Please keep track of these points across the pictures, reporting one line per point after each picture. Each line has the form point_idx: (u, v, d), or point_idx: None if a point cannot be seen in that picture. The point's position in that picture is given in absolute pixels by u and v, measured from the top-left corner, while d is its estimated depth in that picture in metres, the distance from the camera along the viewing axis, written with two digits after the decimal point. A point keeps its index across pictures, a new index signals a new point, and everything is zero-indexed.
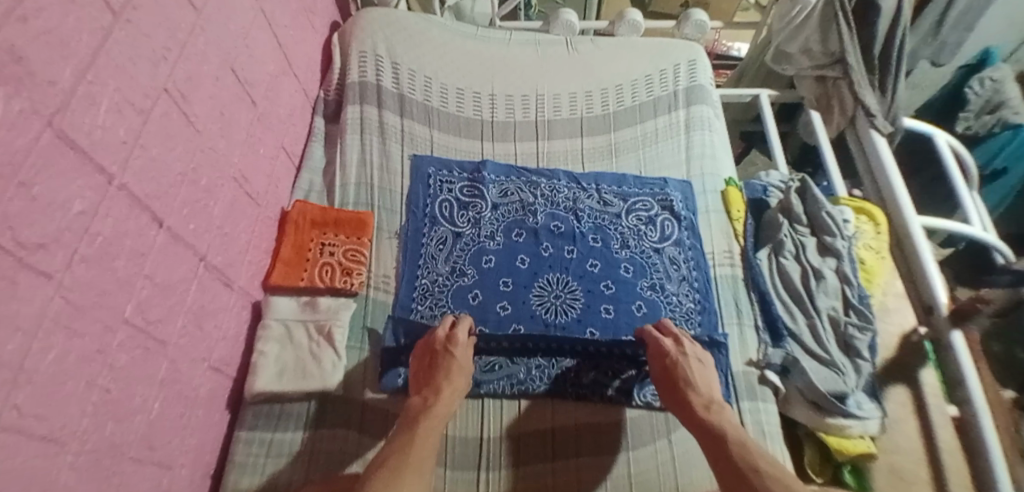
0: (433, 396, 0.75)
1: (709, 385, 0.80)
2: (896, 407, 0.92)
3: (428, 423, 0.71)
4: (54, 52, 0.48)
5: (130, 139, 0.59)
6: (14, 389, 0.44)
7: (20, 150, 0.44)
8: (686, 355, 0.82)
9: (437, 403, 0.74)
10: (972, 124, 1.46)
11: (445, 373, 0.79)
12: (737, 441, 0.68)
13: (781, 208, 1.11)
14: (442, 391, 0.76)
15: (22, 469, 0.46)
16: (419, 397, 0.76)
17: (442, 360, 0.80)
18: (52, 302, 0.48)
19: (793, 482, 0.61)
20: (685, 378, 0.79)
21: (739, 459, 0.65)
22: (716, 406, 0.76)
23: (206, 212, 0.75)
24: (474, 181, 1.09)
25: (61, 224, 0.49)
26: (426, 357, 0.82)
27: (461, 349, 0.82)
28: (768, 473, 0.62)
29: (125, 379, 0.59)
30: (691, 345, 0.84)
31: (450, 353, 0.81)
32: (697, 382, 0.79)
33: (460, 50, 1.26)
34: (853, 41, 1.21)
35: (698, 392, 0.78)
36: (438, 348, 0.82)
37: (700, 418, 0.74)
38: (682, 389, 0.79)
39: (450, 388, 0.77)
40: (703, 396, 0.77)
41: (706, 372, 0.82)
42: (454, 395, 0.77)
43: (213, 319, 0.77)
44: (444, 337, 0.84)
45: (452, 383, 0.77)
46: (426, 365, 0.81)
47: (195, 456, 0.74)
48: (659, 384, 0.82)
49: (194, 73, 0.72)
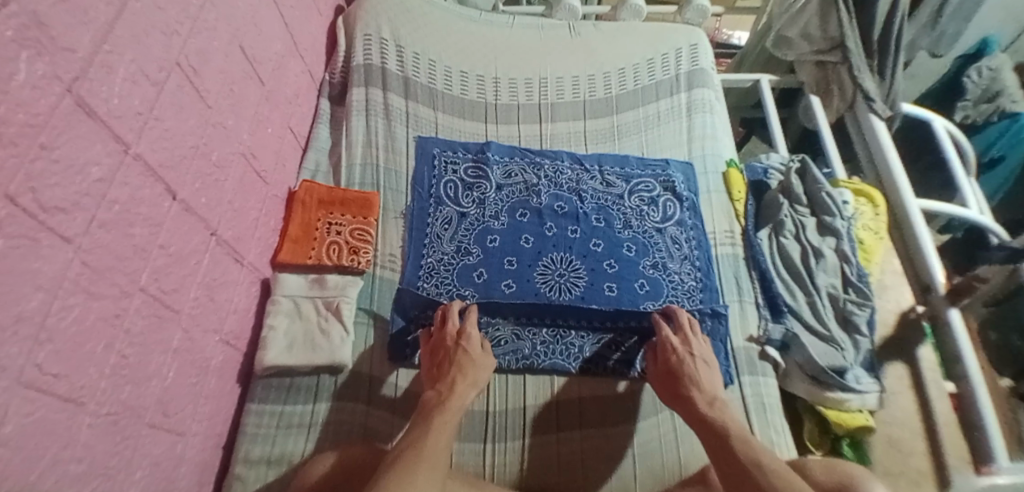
0: (448, 390, 0.75)
1: (713, 383, 0.78)
2: (893, 381, 0.94)
3: (443, 417, 0.70)
4: (75, 18, 0.49)
5: (145, 110, 0.60)
6: (37, 346, 0.46)
7: (42, 113, 0.45)
8: (693, 354, 0.81)
9: (450, 398, 0.73)
10: (971, 112, 1.50)
11: (459, 370, 0.77)
12: (740, 437, 0.67)
13: (781, 188, 1.13)
14: (456, 386, 0.75)
15: (41, 424, 0.47)
16: (433, 392, 0.75)
17: (456, 356, 0.79)
18: (71, 264, 0.50)
19: (796, 482, 0.61)
20: (689, 375, 0.78)
21: (742, 454, 0.65)
22: (719, 403, 0.74)
23: (217, 186, 0.76)
24: (478, 162, 1.10)
25: (80, 188, 0.50)
26: (438, 352, 0.82)
27: (474, 346, 0.81)
28: (777, 473, 0.62)
29: (140, 345, 0.61)
30: (698, 344, 0.83)
31: (461, 348, 0.80)
32: (702, 379, 0.77)
33: (464, 34, 1.27)
34: (852, 25, 1.23)
35: (702, 389, 0.76)
36: (449, 343, 0.81)
37: (703, 414, 0.72)
38: (685, 385, 0.77)
39: (463, 384, 0.76)
40: (707, 393, 0.76)
41: (711, 371, 0.80)
42: (469, 389, 0.76)
43: (224, 292, 0.79)
44: (455, 331, 0.83)
45: (465, 379, 0.77)
46: (438, 361, 0.80)
47: (208, 425, 0.76)
48: (659, 379, 0.82)
49: (205, 48, 0.73)
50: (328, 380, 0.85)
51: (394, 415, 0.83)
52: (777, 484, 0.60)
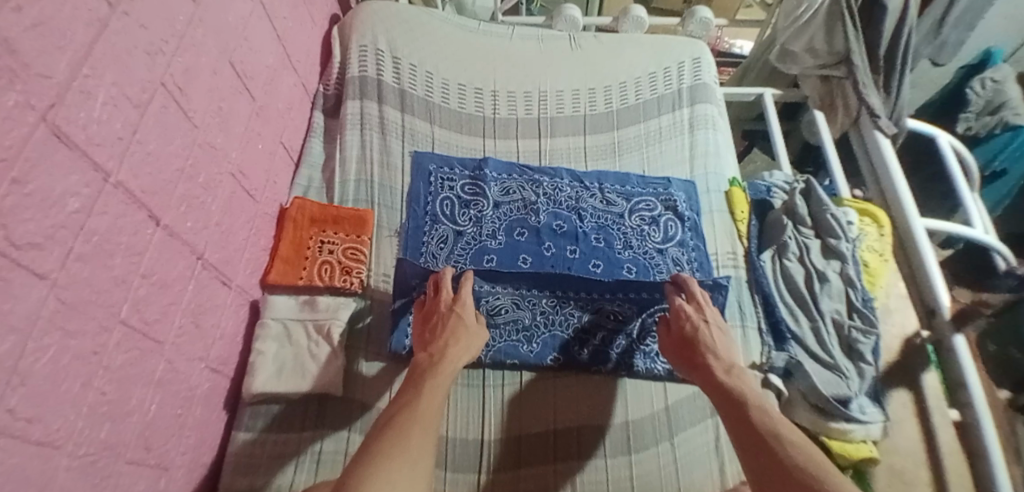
0: (439, 353, 0.74)
1: (729, 352, 0.79)
2: (897, 409, 0.93)
3: (434, 381, 0.69)
4: (49, 43, 0.46)
5: (126, 135, 0.58)
6: (9, 390, 0.43)
7: (13, 145, 0.42)
8: (707, 321, 0.82)
9: (443, 359, 0.73)
10: (972, 124, 1.46)
11: (452, 334, 0.77)
12: (755, 403, 0.67)
13: (786, 209, 1.10)
14: (447, 350, 0.75)
15: (16, 474, 0.44)
16: (425, 354, 0.75)
17: (450, 321, 0.79)
18: (46, 301, 0.47)
19: (808, 445, 0.59)
20: (705, 344, 0.79)
21: (756, 420, 0.64)
22: (736, 370, 0.75)
23: (204, 208, 0.74)
24: (475, 179, 1.08)
25: (56, 221, 0.48)
26: (430, 317, 0.81)
27: (468, 313, 0.81)
28: (788, 438, 0.60)
29: (120, 381, 0.58)
30: (712, 312, 0.84)
31: (456, 314, 0.80)
32: (717, 348, 0.78)
33: (462, 45, 1.25)
34: (858, 40, 1.21)
35: (718, 357, 0.77)
36: (442, 309, 0.81)
37: (719, 380, 0.73)
38: (702, 353, 0.78)
39: (456, 349, 0.75)
40: (723, 361, 0.76)
41: (726, 339, 0.81)
42: (461, 353, 0.75)
43: (211, 317, 0.76)
44: (449, 298, 0.83)
45: (458, 344, 0.76)
46: (430, 326, 0.80)
47: (192, 456, 0.73)
48: (675, 346, 0.82)
49: (192, 64, 0.71)
50: (319, 406, 0.83)
51: None
52: (790, 449, 0.58)
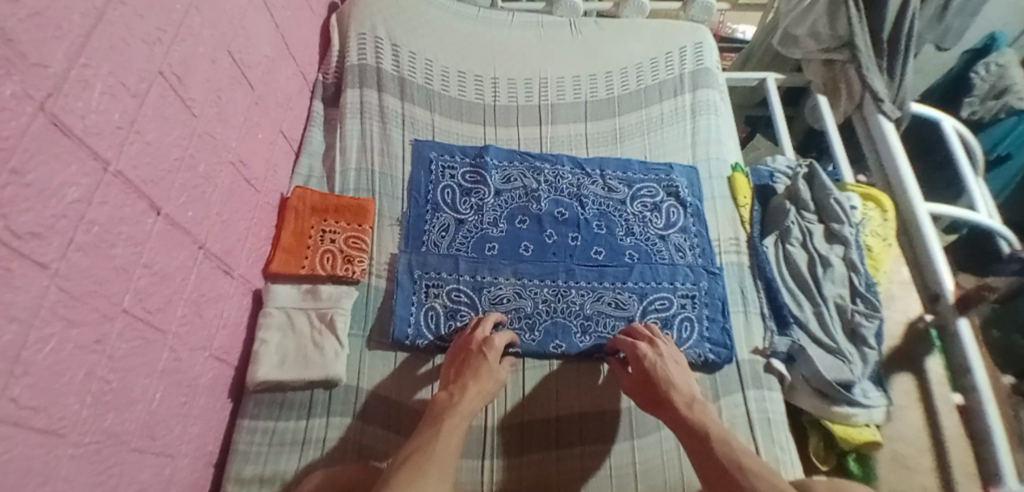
0: (459, 393, 0.75)
1: (688, 385, 0.78)
2: (900, 395, 0.92)
3: (452, 421, 0.71)
4: (45, 33, 0.45)
5: (125, 124, 0.57)
6: (12, 380, 0.43)
7: (12, 135, 0.42)
8: (662, 356, 0.82)
9: (462, 399, 0.74)
10: (977, 109, 1.44)
11: (475, 374, 0.78)
12: (721, 439, 0.67)
13: (789, 194, 1.10)
14: (468, 390, 0.76)
15: (19, 462, 0.44)
16: (445, 393, 0.76)
17: (476, 361, 0.80)
18: (48, 290, 0.47)
19: (779, 480, 0.61)
20: (664, 378, 0.78)
21: (723, 455, 0.65)
22: (698, 404, 0.74)
23: (204, 199, 0.74)
24: (476, 167, 1.07)
25: (56, 211, 0.48)
26: (461, 354, 0.83)
27: (495, 355, 0.82)
28: (755, 471, 0.62)
29: (123, 370, 0.58)
30: (665, 345, 0.84)
31: (483, 354, 0.81)
32: (677, 381, 0.78)
33: (461, 32, 1.24)
34: (861, 24, 1.19)
35: (680, 391, 0.76)
36: (472, 348, 0.83)
37: (682, 417, 0.72)
38: (663, 389, 0.77)
39: (475, 389, 0.76)
40: (685, 395, 0.76)
41: (682, 371, 0.81)
42: (480, 395, 0.76)
43: (213, 307, 0.76)
44: (481, 338, 0.84)
45: (478, 385, 0.77)
46: (458, 363, 0.82)
47: (197, 445, 0.74)
48: (634, 384, 0.81)
49: (190, 54, 0.70)
50: (323, 395, 0.83)
51: (389, 431, 0.81)
52: (759, 484, 0.60)
